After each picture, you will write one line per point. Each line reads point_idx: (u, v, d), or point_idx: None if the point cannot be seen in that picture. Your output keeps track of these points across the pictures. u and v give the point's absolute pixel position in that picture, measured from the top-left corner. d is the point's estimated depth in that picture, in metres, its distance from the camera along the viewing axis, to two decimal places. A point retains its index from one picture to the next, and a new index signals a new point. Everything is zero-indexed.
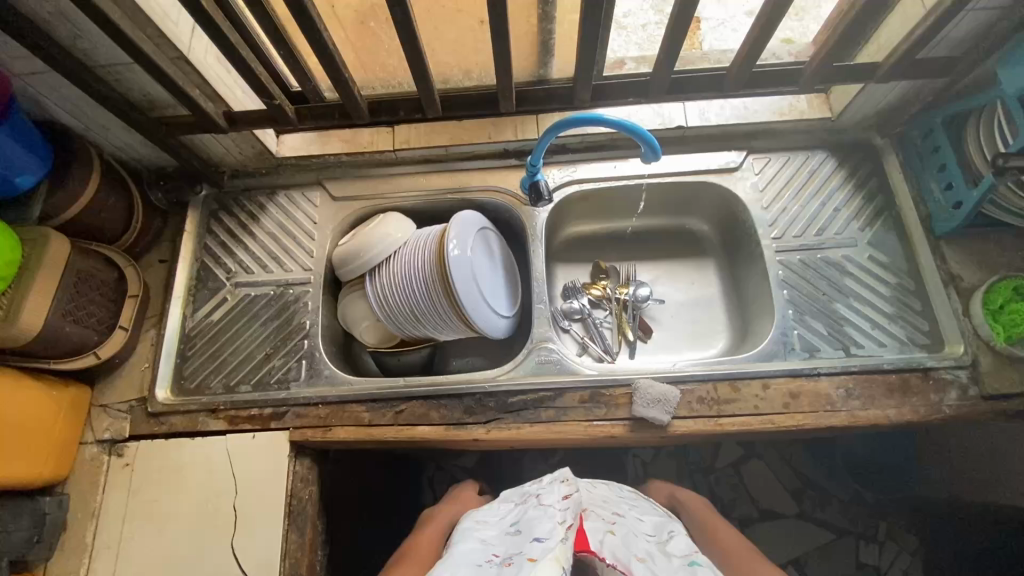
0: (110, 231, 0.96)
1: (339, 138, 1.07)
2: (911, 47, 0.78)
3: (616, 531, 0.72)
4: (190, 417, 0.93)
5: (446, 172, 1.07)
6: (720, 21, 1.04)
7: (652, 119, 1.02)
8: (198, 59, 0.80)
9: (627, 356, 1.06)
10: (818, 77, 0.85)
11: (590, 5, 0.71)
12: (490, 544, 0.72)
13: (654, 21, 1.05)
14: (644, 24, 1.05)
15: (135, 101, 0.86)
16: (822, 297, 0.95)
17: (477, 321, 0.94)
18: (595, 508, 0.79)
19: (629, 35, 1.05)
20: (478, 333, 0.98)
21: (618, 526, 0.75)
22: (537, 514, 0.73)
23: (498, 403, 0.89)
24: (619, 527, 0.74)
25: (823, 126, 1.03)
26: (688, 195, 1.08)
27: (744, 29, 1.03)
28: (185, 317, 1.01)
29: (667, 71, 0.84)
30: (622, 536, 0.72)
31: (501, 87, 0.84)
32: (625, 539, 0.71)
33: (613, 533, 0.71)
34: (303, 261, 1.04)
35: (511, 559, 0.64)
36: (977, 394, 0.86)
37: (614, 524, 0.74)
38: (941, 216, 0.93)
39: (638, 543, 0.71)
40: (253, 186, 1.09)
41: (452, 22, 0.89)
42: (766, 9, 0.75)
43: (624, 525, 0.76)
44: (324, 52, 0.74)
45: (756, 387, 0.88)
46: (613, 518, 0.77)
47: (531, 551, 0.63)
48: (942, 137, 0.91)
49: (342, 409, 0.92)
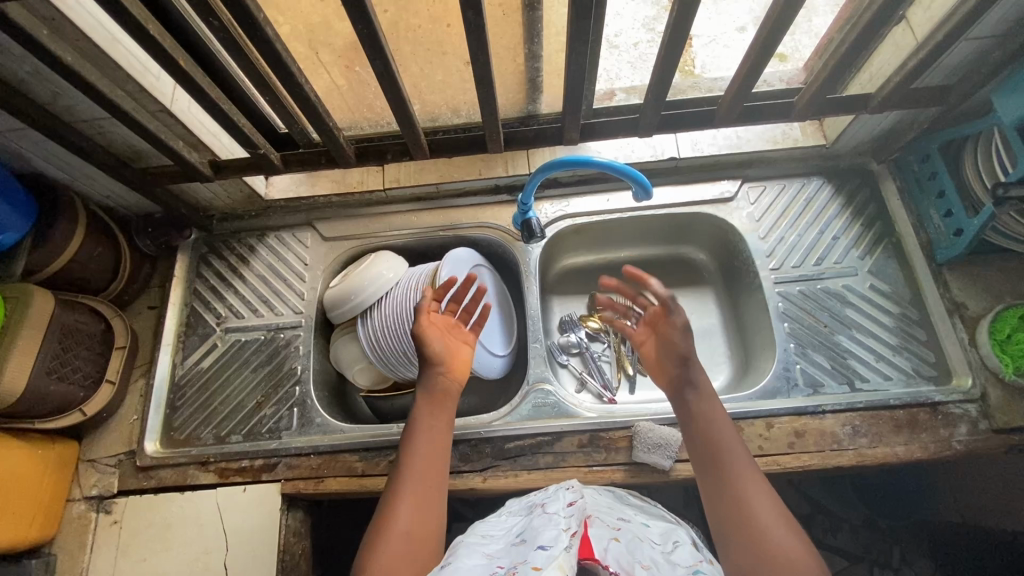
0: (97, 281, 0.95)
1: (329, 178, 1.07)
2: (904, 79, 0.77)
3: (621, 538, 0.65)
4: (179, 471, 0.91)
5: (437, 209, 1.05)
6: (711, 37, 1.02)
7: (643, 151, 1.02)
8: (181, 110, 0.79)
9: (627, 391, 1.03)
10: (811, 109, 0.84)
11: (575, 50, 0.70)
12: (496, 557, 0.62)
13: (646, 39, 1.02)
14: (636, 42, 1.02)
15: (119, 152, 0.85)
16: (823, 329, 0.92)
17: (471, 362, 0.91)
18: (599, 512, 0.72)
19: (621, 55, 1.02)
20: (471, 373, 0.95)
21: (624, 532, 0.67)
22: (541, 522, 0.66)
23: (495, 449, 0.87)
24: (624, 534, 0.66)
25: (818, 154, 1.01)
26: (684, 225, 1.06)
27: (737, 45, 1.01)
28: (174, 365, 0.99)
29: (656, 108, 0.83)
30: (628, 542, 0.64)
31: (488, 129, 0.83)
32: (630, 545, 0.64)
33: (618, 540, 0.64)
34: (295, 304, 1.02)
35: (513, 567, 0.56)
36: (988, 428, 0.83)
37: (619, 530, 0.67)
38: (942, 243, 0.91)
39: (644, 551, 0.64)
40: (243, 228, 1.07)
41: (438, 64, 0.88)
42: (755, 44, 0.74)
43: (631, 532, 0.68)
44: (306, 101, 0.73)
45: (760, 426, 0.86)
46: (618, 524, 0.69)
47: (534, 559, 0.56)
48: (939, 163, 0.89)
49: (334, 459, 0.89)
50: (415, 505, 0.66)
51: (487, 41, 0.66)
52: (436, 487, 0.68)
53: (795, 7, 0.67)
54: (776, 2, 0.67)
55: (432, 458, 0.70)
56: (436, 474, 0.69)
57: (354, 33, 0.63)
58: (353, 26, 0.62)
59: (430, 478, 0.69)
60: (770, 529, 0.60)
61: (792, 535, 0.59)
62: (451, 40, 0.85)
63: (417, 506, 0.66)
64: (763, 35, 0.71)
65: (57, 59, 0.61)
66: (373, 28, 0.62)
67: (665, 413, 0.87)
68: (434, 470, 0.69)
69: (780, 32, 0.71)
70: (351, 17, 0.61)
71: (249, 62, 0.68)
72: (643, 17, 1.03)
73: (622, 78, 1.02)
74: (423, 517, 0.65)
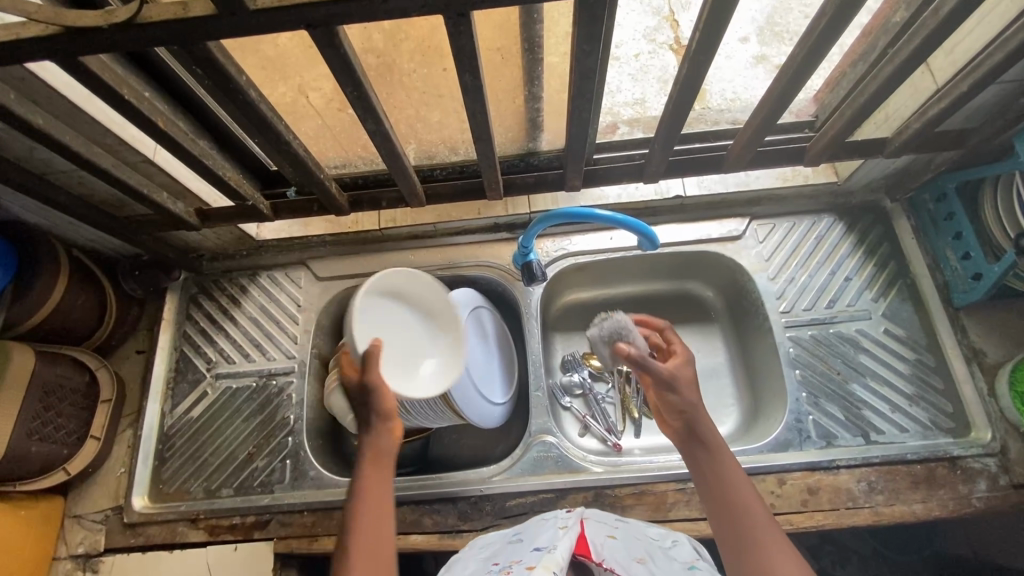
0: (82, 329, 0.92)
1: (323, 217, 1.03)
2: (924, 125, 0.74)
3: (618, 535, 0.66)
4: (168, 527, 0.88)
5: (435, 248, 1.02)
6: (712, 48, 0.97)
7: (647, 189, 0.98)
8: (165, 160, 0.76)
9: (632, 435, 0.99)
10: (826, 152, 0.81)
11: (580, 103, 0.67)
12: (493, 557, 0.64)
13: (645, 51, 0.97)
14: (636, 54, 0.97)
15: (103, 201, 0.82)
16: (837, 377, 0.89)
17: (468, 413, 0.87)
18: (595, 513, 0.72)
19: (621, 67, 0.97)
20: (468, 422, 0.90)
21: (622, 529, 0.68)
22: (539, 527, 0.68)
23: (495, 507, 0.84)
24: (622, 531, 0.67)
25: (829, 191, 0.98)
26: (691, 263, 1.02)
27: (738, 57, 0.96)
28: (163, 414, 0.95)
29: (664, 153, 0.79)
30: (624, 539, 0.65)
31: (488, 178, 0.80)
32: (626, 542, 0.65)
33: (615, 538, 0.65)
34: (287, 349, 0.98)
35: (510, 566, 0.58)
36: (1008, 484, 0.80)
37: (617, 528, 0.68)
38: (960, 287, 0.88)
39: (643, 546, 0.65)
40: (233, 268, 1.04)
41: (436, 106, 0.84)
42: (771, 93, 0.70)
43: (628, 529, 0.69)
44: (295, 155, 0.69)
45: (772, 482, 0.83)
46: (617, 522, 0.70)
47: (529, 559, 0.58)
48: (956, 204, 0.86)
49: (329, 516, 0.87)
50: (365, 546, 0.60)
51: (485, 99, 0.63)
52: (381, 526, 0.63)
53: (817, 60, 0.63)
54: (794, 53, 0.64)
55: (369, 502, 0.64)
56: (382, 514, 0.64)
57: (344, 94, 0.60)
58: (343, 87, 0.59)
59: (372, 522, 0.63)
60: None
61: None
62: (447, 84, 0.81)
63: (367, 546, 0.61)
64: (781, 83, 0.68)
65: (30, 124, 0.58)
66: (363, 90, 0.59)
67: (674, 471, 0.84)
68: (376, 514, 0.63)
69: (798, 82, 0.67)
70: (341, 80, 0.58)
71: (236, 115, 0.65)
72: (644, 29, 0.98)
73: (622, 91, 0.96)
74: (378, 560, 0.60)
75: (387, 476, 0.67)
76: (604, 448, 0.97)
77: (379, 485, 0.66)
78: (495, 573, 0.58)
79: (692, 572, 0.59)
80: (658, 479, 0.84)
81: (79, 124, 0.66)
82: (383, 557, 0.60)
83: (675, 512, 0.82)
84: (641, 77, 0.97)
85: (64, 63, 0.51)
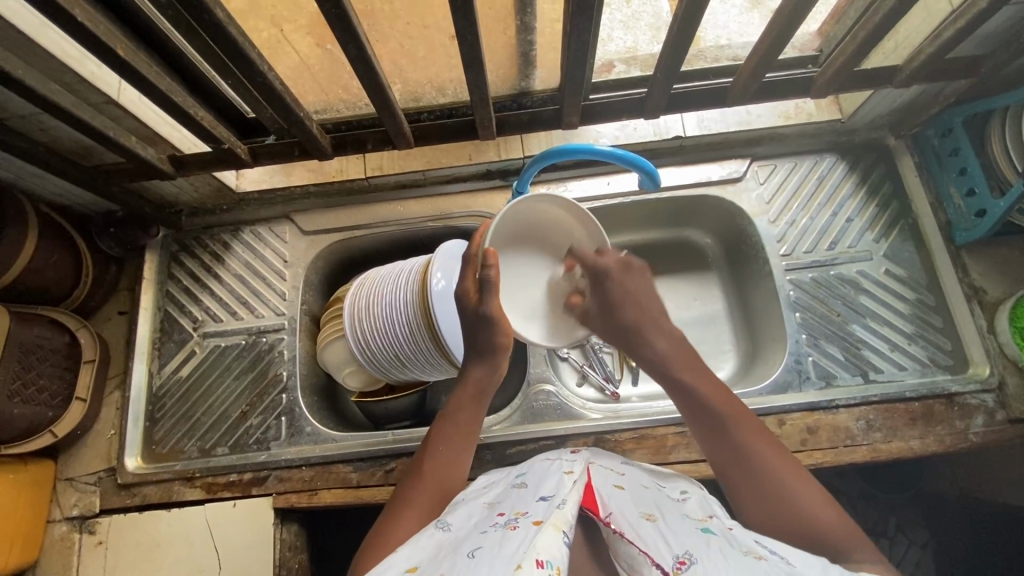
0: (59, 289, 0.88)
1: (306, 167, 0.98)
2: (936, 51, 0.70)
3: (626, 486, 0.65)
4: (164, 487, 0.87)
5: (425, 198, 0.98)
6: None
7: (646, 128, 0.94)
8: (131, 102, 0.71)
9: (630, 383, 0.98)
10: (833, 84, 0.77)
11: (577, 30, 0.62)
12: (497, 505, 0.63)
13: None
14: None
15: (68, 150, 0.77)
16: (837, 318, 0.89)
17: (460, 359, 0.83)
18: (601, 457, 0.71)
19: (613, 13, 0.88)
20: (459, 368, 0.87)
21: (629, 478, 0.67)
22: (543, 472, 0.67)
23: (496, 456, 0.84)
24: (630, 480, 0.66)
25: (832, 129, 0.95)
26: (690, 208, 0.99)
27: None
28: (151, 374, 0.93)
29: (664, 87, 0.75)
30: (633, 491, 0.64)
31: (479, 113, 0.76)
32: (634, 495, 0.64)
33: (623, 490, 0.64)
34: (276, 306, 0.95)
35: (515, 519, 0.57)
36: (1004, 418, 0.81)
37: (624, 477, 0.67)
38: (962, 224, 0.86)
39: (651, 499, 0.63)
40: (214, 223, 0.99)
41: (422, 40, 0.79)
42: (777, 19, 0.66)
43: (636, 477, 0.67)
44: (272, 91, 0.65)
45: (772, 423, 0.83)
46: (623, 468, 0.69)
47: (535, 513, 0.57)
48: (963, 138, 0.83)
49: (327, 470, 0.86)
50: (439, 469, 0.67)
51: (476, 19, 0.58)
52: (459, 455, 0.68)
53: None
54: None
55: (457, 432, 0.69)
56: (464, 445, 0.68)
57: (321, 14, 0.55)
58: (319, 6, 0.54)
59: (451, 449, 0.68)
60: (791, 480, 0.60)
61: (820, 497, 0.59)
62: (433, 13, 0.75)
63: (441, 467, 0.67)
64: (791, 4, 0.63)
65: None
66: (342, 10, 0.55)
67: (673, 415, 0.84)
68: (459, 445, 0.68)
69: (808, 6, 0.63)
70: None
71: (204, 42, 0.60)
72: None
73: (614, 39, 0.88)
74: (446, 481, 0.67)
75: (476, 413, 0.70)
76: (602, 396, 0.96)
77: (465, 421, 0.69)
78: (499, 526, 0.56)
79: (702, 534, 0.54)
80: (658, 424, 0.84)
81: (32, 58, 0.61)
82: (451, 480, 0.67)
83: (675, 456, 0.82)
84: (634, 24, 0.88)
85: None
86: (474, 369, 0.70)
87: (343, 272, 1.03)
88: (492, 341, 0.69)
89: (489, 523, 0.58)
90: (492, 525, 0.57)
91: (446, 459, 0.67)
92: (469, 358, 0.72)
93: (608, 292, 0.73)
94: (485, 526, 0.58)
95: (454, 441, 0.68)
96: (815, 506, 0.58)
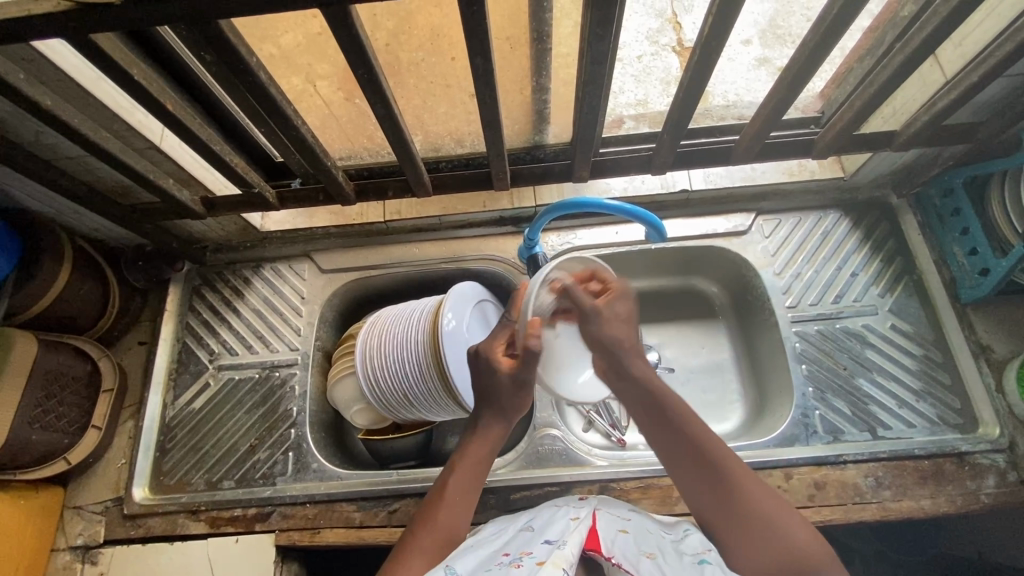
0: (84, 319, 0.91)
1: (327, 210, 1.03)
2: (934, 117, 0.73)
3: (630, 529, 0.65)
4: (169, 519, 0.87)
5: (440, 241, 1.01)
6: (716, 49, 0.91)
7: (652, 181, 0.98)
8: (172, 148, 0.77)
9: (636, 431, 0.98)
10: (833, 145, 0.81)
11: (589, 96, 0.67)
12: (504, 545, 0.65)
13: (649, 52, 0.93)
14: (639, 55, 0.93)
15: (108, 188, 0.82)
16: (843, 372, 0.89)
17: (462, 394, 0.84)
18: (608, 503, 0.70)
19: (625, 68, 0.93)
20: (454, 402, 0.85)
21: (634, 521, 0.67)
22: (552, 514, 0.69)
23: (500, 500, 0.84)
24: (634, 523, 0.67)
25: (835, 186, 0.98)
26: (697, 258, 1.01)
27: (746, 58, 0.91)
28: (165, 405, 0.95)
29: (671, 145, 0.80)
30: (637, 533, 0.65)
31: (495, 165, 0.81)
32: (638, 535, 0.64)
33: (627, 531, 0.65)
34: (291, 341, 0.97)
35: (519, 559, 0.59)
36: (1016, 480, 0.80)
37: (630, 520, 0.67)
38: (966, 282, 0.88)
39: (654, 540, 0.63)
40: (237, 260, 1.03)
41: (443, 98, 0.84)
42: (781, 83, 0.70)
43: (641, 522, 0.67)
44: (304, 143, 0.69)
45: (779, 477, 0.82)
46: (629, 513, 0.68)
47: (539, 553, 0.59)
48: (963, 200, 0.86)
49: (331, 509, 0.86)
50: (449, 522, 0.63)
51: (495, 84, 0.63)
52: (467, 505, 0.65)
53: (830, 46, 0.62)
54: (805, 42, 0.63)
55: (470, 483, 0.65)
56: (470, 497, 0.65)
57: (355, 78, 0.61)
58: (353, 70, 0.60)
59: (461, 500, 0.64)
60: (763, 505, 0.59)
61: (797, 521, 0.58)
62: (455, 72, 0.81)
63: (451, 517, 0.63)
64: (795, 69, 0.66)
65: (36, 104, 0.57)
66: (374, 74, 0.60)
67: None
68: (469, 495, 0.65)
69: (809, 72, 0.67)
70: (352, 63, 0.58)
71: (244, 97, 0.64)
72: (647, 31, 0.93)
73: (624, 92, 0.92)
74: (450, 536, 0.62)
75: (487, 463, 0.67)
76: (608, 443, 0.95)
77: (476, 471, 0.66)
78: (504, 565, 0.59)
79: (699, 566, 0.55)
80: (664, 473, 0.83)
81: (87, 107, 0.66)
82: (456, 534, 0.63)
83: (681, 507, 0.81)
84: (644, 79, 0.92)
85: (72, 40, 0.51)
86: (492, 425, 0.68)
87: (358, 310, 1.06)
88: (514, 403, 0.68)
89: (496, 562, 0.61)
90: (497, 565, 0.59)
91: (454, 511, 0.63)
92: (485, 413, 0.69)
93: (594, 323, 0.68)
94: (491, 565, 0.60)
95: (459, 502, 0.64)
96: (793, 530, 0.57)
